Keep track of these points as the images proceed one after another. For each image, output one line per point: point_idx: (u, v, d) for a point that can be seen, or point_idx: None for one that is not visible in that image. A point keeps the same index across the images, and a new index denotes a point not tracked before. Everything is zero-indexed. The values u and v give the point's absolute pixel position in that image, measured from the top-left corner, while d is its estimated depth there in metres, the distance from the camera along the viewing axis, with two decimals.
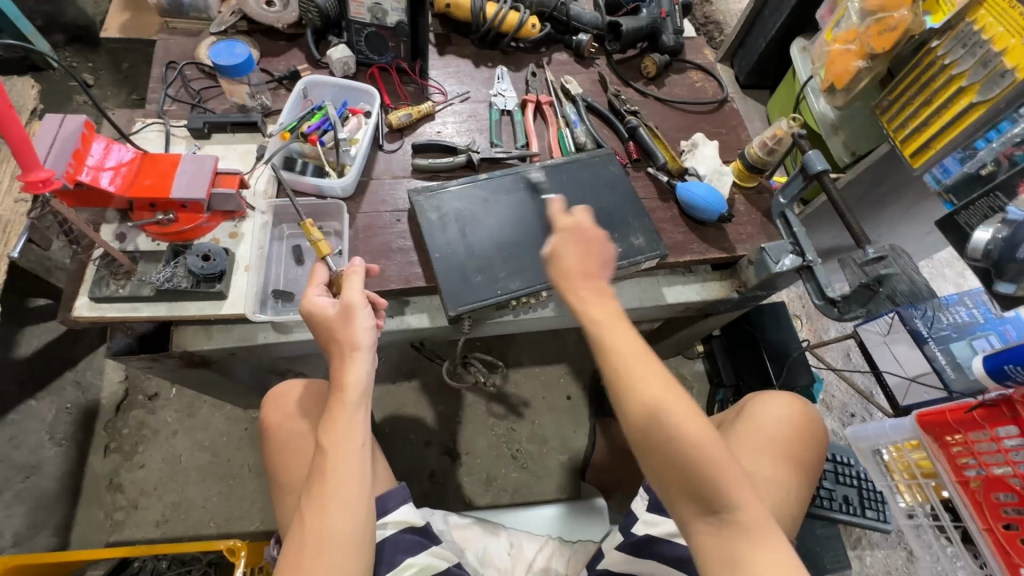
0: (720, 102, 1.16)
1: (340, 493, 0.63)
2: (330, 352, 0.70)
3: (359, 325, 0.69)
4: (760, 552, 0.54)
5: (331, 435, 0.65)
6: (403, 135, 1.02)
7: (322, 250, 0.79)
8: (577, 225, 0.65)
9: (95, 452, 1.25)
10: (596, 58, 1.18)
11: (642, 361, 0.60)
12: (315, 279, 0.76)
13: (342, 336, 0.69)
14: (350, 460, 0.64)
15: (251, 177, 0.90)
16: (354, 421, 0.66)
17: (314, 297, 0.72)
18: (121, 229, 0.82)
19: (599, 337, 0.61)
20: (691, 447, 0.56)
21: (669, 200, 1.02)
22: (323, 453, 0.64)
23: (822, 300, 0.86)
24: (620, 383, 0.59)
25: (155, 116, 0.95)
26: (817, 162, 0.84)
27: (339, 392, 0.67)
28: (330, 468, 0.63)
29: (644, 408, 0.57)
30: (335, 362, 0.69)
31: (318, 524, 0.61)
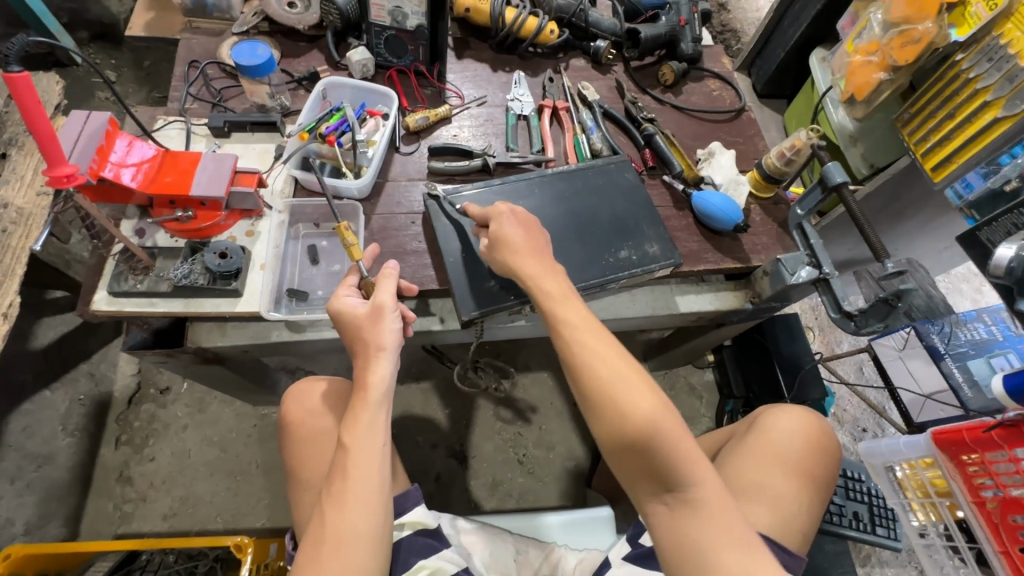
0: (738, 111, 1.15)
1: (360, 490, 0.63)
2: (356, 350, 0.71)
3: (387, 325, 0.71)
4: (715, 528, 0.57)
5: (354, 433, 0.65)
6: (420, 137, 1.02)
7: (356, 255, 0.78)
8: (511, 210, 0.79)
9: (107, 444, 1.27)
10: (614, 65, 1.18)
11: (597, 345, 0.66)
12: (346, 281, 0.77)
13: (370, 335, 0.70)
14: (372, 459, 0.65)
15: (269, 176, 0.91)
16: (376, 421, 0.67)
17: (342, 298, 0.73)
18: (140, 225, 0.83)
19: (557, 320, 0.69)
20: (640, 419, 0.60)
21: (684, 208, 1.02)
22: (344, 451, 0.65)
23: (838, 313, 0.85)
24: (577, 365, 0.65)
25: (176, 113, 0.96)
26: (836, 174, 0.83)
27: (363, 390, 0.68)
28: (351, 466, 0.64)
29: (600, 388, 0.62)
30: (361, 361, 0.70)
31: (338, 521, 0.61)
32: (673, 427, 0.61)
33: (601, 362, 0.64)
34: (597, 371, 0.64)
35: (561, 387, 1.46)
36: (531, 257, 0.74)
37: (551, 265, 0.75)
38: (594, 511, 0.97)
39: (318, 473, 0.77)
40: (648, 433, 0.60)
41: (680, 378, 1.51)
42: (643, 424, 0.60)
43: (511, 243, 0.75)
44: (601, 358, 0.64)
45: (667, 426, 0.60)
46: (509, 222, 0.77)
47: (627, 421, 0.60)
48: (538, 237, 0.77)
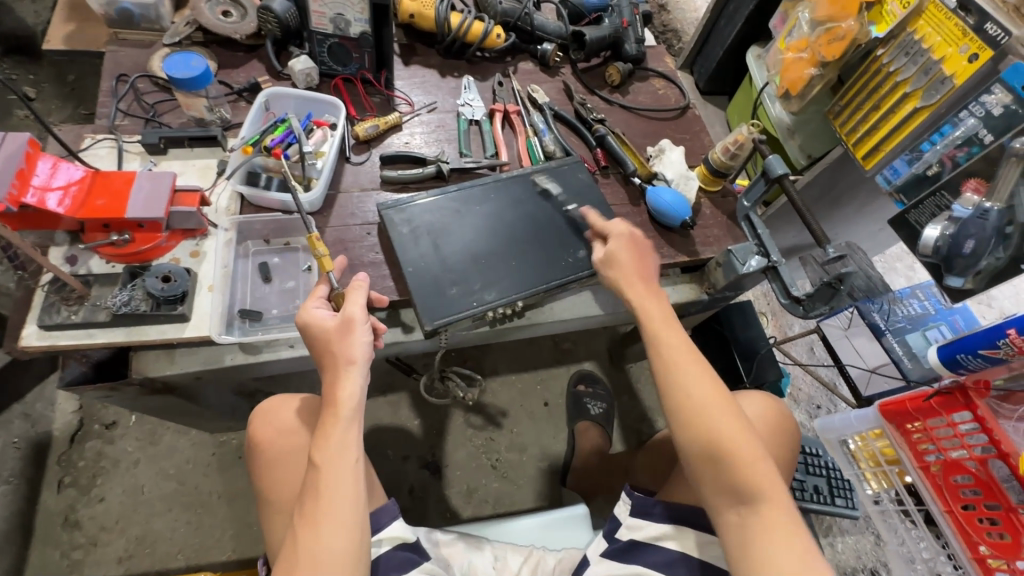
0: (683, 109, 1.19)
1: (333, 511, 0.61)
2: (325, 365, 0.68)
3: (357, 339, 0.69)
4: (788, 547, 0.60)
5: (325, 450, 0.63)
6: (370, 146, 1.00)
7: (327, 266, 0.76)
8: (627, 232, 0.84)
9: (48, 488, 1.18)
10: (561, 67, 1.19)
11: (691, 366, 0.70)
12: (315, 293, 0.74)
13: (339, 348, 0.68)
14: (346, 478, 0.63)
15: (212, 194, 0.87)
16: (349, 437, 0.65)
17: (312, 309, 0.71)
18: (71, 252, 0.77)
19: (656, 337, 0.73)
20: (725, 437, 0.65)
21: (639, 204, 1.04)
22: (315, 469, 0.63)
23: (788, 299, 0.88)
24: (668, 383, 0.70)
25: (105, 131, 0.90)
26: (777, 166, 0.87)
27: (332, 407, 0.65)
28: (324, 486, 0.62)
29: (693, 406, 0.67)
30: (329, 374, 0.67)
31: (311, 543, 0.59)
32: (749, 447, 0.65)
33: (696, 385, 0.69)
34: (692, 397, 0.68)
35: (530, 388, 1.47)
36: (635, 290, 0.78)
37: (660, 296, 0.79)
38: (571, 509, 0.98)
39: (289, 493, 0.74)
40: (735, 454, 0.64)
41: (644, 370, 1.54)
42: (723, 442, 0.65)
43: (620, 262, 0.81)
44: (699, 383, 0.69)
45: (734, 434, 0.65)
46: (624, 244, 0.83)
47: (717, 441, 0.65)
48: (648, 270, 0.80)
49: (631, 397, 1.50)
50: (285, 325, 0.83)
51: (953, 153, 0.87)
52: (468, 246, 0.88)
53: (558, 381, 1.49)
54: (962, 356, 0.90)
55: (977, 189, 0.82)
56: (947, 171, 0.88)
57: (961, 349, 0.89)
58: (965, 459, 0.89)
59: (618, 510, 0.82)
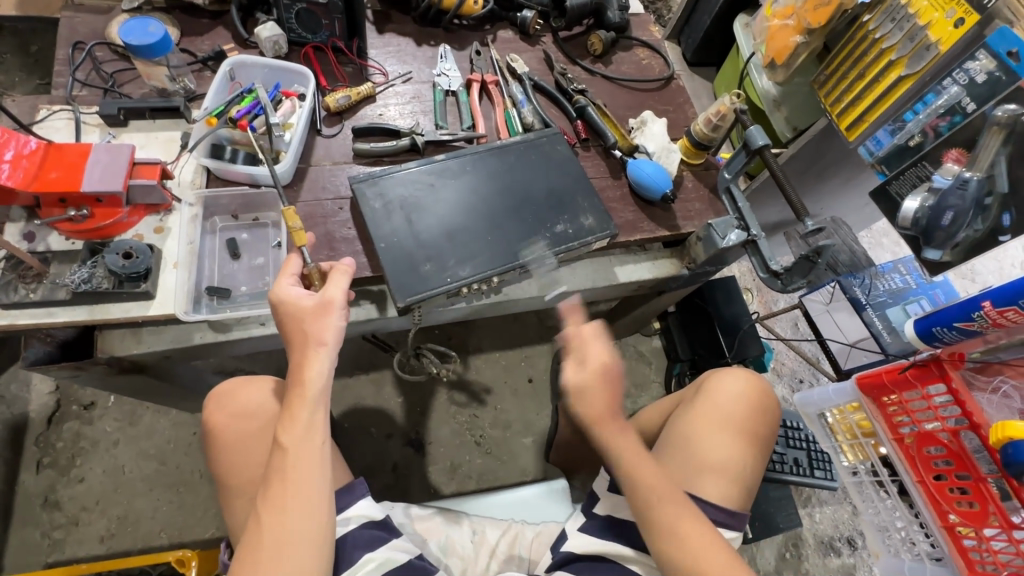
0: (666, 79, 1.16)
1: (300, 492, 0.61)
2: (292, 344, 0.67)
3: (331, 322, 0.68)
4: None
5: (292, 431, 0.63)
6: (343, 118, 0.97)
7: (302, 240, 0.74)
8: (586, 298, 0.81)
9: (27, 469, 1.17)
10: (542, 36, 1.15)
11: (629, 459, 0.74)
12: (287, 269, 0.72)
13: (312, 328, 0.67)
14: (312, 459, 0.63)
15: (176, 167, 0.84)
16: (315, 418, 0.65)
17: (285, 286, 0.69)
18: (28, 228, 0.75)
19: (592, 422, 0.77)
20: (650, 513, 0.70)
21: (620, 177, 1.02)
22: (281, 450, 0.62)
23: (766, 272, 0.87)
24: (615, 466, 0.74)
25: (62, 102, 0.86)
26: (758, 136, 0.85)
27: (298, 389, 0.65)
28: (290, 467, 0.62)
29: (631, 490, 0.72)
30: (296, 355, 0.66)
31: (277, 524, 0.60)
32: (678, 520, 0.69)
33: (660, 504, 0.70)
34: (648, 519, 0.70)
35: (515, 366, 1.47)
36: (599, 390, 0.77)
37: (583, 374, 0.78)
38: (550, 484, 0.98)
39: (251, 476, 0.73)
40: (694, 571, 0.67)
41: (629, 347, 1.54)
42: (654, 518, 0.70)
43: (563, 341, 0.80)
44: (654, 504, 0.70)
45: (661, 512, 0.69)
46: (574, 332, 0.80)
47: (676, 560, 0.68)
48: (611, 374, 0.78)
49: None
50: (255, 302, 0.81)
51: (936, 123, 0.85)
52: (442, 220, 0.86)
53: (542, 358, 1.49)
54: (938, 329, 0.90)
55: (958, 159, 0.81)
56: (930, 141, 0.86)
57: (937, 322, 0.89)
58: (938, 430, 0.90)
59: (596, 485, 0.84)
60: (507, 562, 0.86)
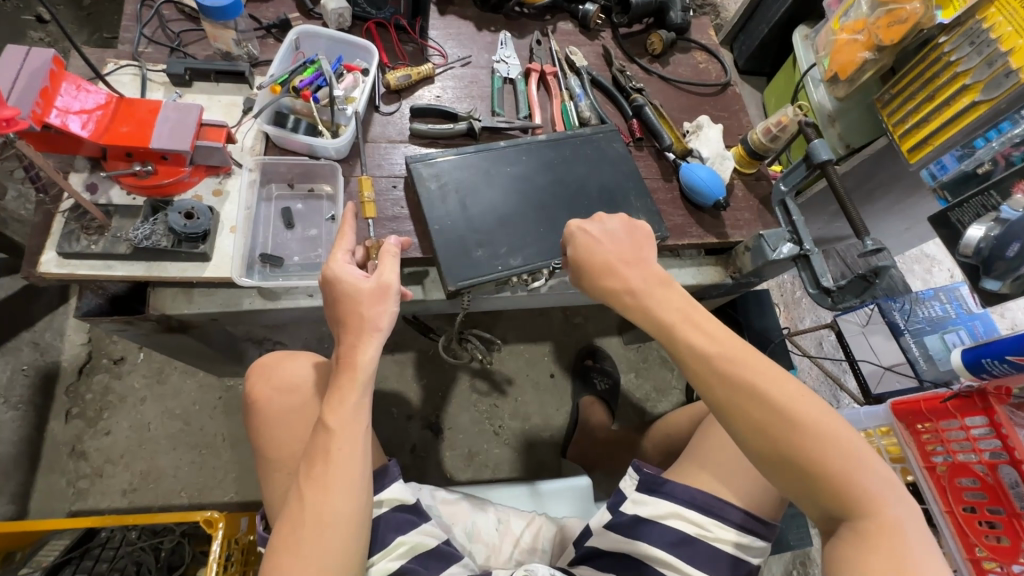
0: (724, 85, 1.14)
1: (342, 473, 0.60)
2: (346, 325, 0.65)
3: (387, 308, 0.67)
4: (913, 551, 0.52)
5: (339, 413, 0.62)
6: (401, 97, 0.96)
7: (370, 211, 0.82)
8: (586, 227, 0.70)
9: (56, 418, 1.19)
10: (602, 31, 1.14)
11: (695, 329, 0.60)
12: (340, 244, 0.71)
13: (368, 312, 0.65)
14: (355, 442, 0.61)
15: (239, 132, 0.84)
16: (362, 403, 0.63)
17: (341, 265, 0.68)
18: (92, 179, 0.75)
19: (639, 298, 0.64)
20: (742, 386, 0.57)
21: (672, 180, 1.01)
22: (327, 432, 0.61)
23: (817, 289, 0.86)
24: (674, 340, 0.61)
25: (129, 57, 0.87)
26: (822, 151, 0.84)
27: (349, 372, 0.63)
28: (335, 450, 0.60)
29: (711, 366, 0.58)
30: (349, 337, 0.65)
31: (319, 505, 0.58)
32: (782, 394, 0.56)
33: (762, 378, 0.57)
34: (738, 412, 0.57)
35: (538, 359, 1.47)
36: (631, 268, 0.66)
37: (630, 253, 0.68)
38: (573, 481, 0.99)
39: (292, 451, 0.72)
40: (819, 457, 0.54)
41: (652, 351, 1.54)
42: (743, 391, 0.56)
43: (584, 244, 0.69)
44: (745, 371, 0.57)
45: (749, 374, 0.57)
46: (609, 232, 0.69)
47: (790, 450, 0.55)
48: (645, 248, 0.68)
49: (637, 376, 1.50)
50: (306, 273, 0.81)
51: (1008, 152, 0.84)
52: (495, 207, 0.86)
53: (565, 354, 1.48)
54: (987, 360, 0.89)
55: None
56: (1000, 170, 0.85)
57: (986, 353, 0.89)
58: (973, 462, 0.89)
59: (624, 487, 0.80)
60: (530, 554, 0.86)
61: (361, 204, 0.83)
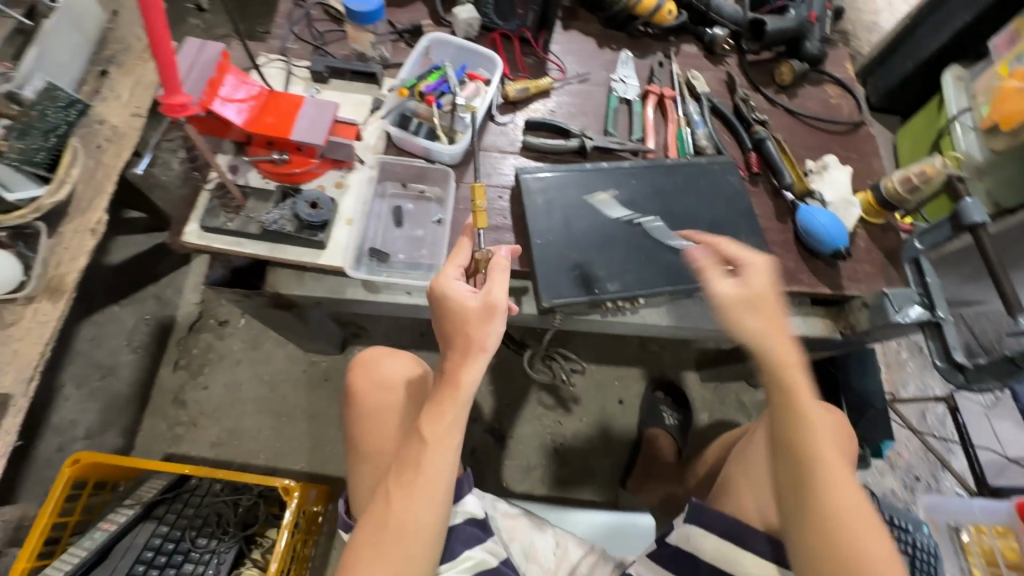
0: (856, 124, 1.06)
1: (427, 485, 0.60)
2: (452, 341, 0.65)
3: (492, 328, 0.65)
4: None
5: (433, 427, 0.62)
6: (516, 108, 0.97)
7: (482, 223, 0.77)
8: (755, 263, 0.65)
9: (165, 366, 1.31)
10: (727, 57, 1.09)
11: (809, 398, 0.59)
12: (453, 259, 0.72)
13: (475, 334, 0.64)
14: (445, 459, 0.62)
15: (364, 130, 0.89)
16: (456, 420, 0.63)
17: (448, 282, 0.68)
18: (235, 161, 0.82)
19: (775, 354, 0.60)
20: (830, 461, 0.57)
21: (787, 221, 0.95)
22: (422, 443, 0.62)
23: (945, 362, 0.78)
24: (782, 369, 0.60)
25: (277, 52, 0.94)
26: (975, 213, 0.75)
27: (451, 389, 0.63)
28: (426, 461, 0.61)
29: (799, 426, 0.58)
30: (456, 354, 0.64)
31: (402, 511, 0.60)
32: (830, 471, 0.57)
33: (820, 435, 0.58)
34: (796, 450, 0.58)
35: (608, 382, 1.43)
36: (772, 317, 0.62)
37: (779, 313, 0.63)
38: (637, 517, 0.95)
39: (381, 448, 0.75)
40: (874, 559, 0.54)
41: (730, 393, 1.46)
42: (812, 461, 0.57)
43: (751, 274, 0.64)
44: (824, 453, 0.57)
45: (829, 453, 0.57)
46: (761, 274, 0.64)
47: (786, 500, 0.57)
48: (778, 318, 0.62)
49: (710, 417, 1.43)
50: (409, 271, 0.84)
51: None
52: (598, 229, 0.85)
53: (638, 382, 1.44)
54: None
55: None
56: None
57: None
58: None
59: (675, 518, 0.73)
60: None
61: (473, 214, 0.78)
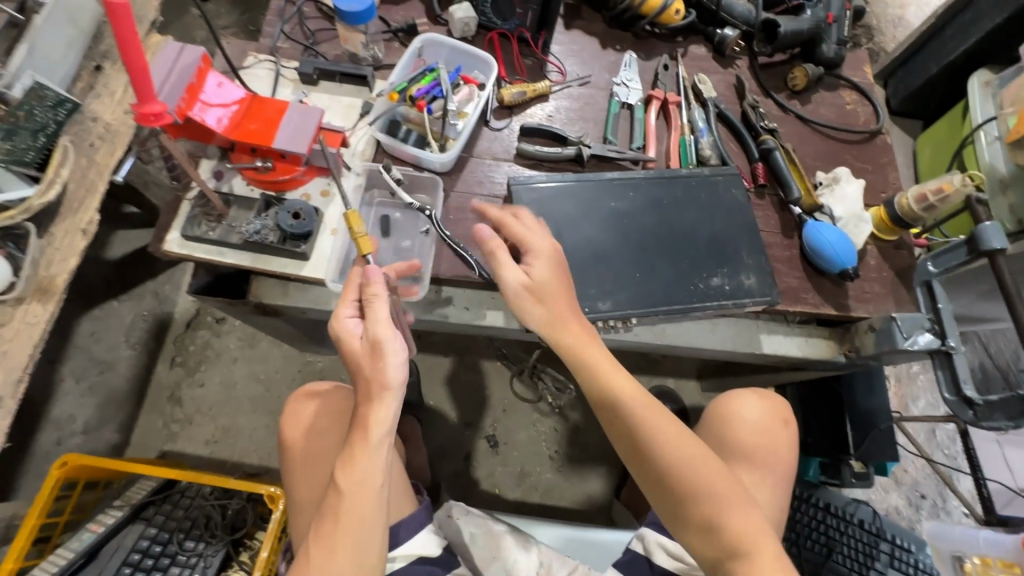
0: (873, 133, 1.00)
1: (347, 534, 0.59)
2: (358, 383, 0.63)
3: (389, 361, 0.61)
4: None
5: (348, 475, 0.60)
6: (512, 113, 0.94)
7: (365, 247, 0.70)
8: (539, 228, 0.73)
9: (162, 363, 1.31)
10: (738, 59, 1.04)
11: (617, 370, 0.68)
12: (344, 294, 0.66)
13: (372, 373, 0.61)
14: (367, 506, 0.60)
15: (352, 135, 0.86)
16: (374, 463, 0.61)
17: (342, 321, 0.65)
18: (219, 167, 0.80)
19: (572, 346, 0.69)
20: (632, 413, 0.66)
21: (793, 237, 0.91)
22: (338, 492, 0.61)
23: (954, 395, 0.74)
24: (588, 369, 0.68)
25: (267, 52, 0.91)
26: (992, 239, 0.70)
27: (361, 433, 0.61)
28: (344, 509, 0.60)
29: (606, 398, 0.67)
30: (363, 396, 0.62)
31: (322, 563, 0.59)
32: (665, 427, 0.65)
33: (642, 412, 0.66)
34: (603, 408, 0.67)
35: None
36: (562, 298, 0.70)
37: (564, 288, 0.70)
38: (626, 535, 0.93)
39: (317, 493, 0.77)
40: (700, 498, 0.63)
41: None
42: (630, 416, 0.66)
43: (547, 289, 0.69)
44: (644, 414, 0.66)
45: (642, 408, 0.66)
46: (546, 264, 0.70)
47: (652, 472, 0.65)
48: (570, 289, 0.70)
49: None
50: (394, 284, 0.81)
51: None
52: (592, 244, 0.81)
53: None
54: None
55: None
56: None
57: None
58: None
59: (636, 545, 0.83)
60: None
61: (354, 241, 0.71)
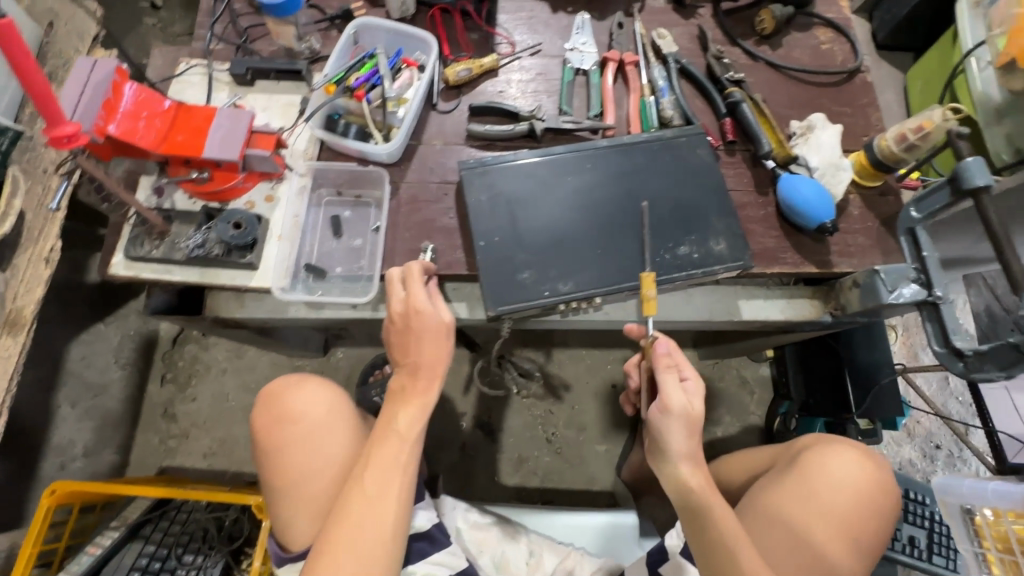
0: (851, 72, 0.93)
1: (395, 479, 0.65)
2: (414, 336, 0.70)
3: (443, 338, 0.70)
4: None
5: (402, 415, 0.68)
6: (460, 93, 0.89)
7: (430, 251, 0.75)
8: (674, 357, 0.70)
9: (153, 381, 1.32)
10: (699, 7, 0.97)
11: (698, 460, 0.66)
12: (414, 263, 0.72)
13: (426, 327, 0.69)
14: (412, 445, 0.68)
15: (291, 135, 0.82)
16: (421, 408, 0.69)
17: (419, 289, 0.70)
18: (158, 183, 0.78)
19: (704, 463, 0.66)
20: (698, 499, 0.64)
21: (767, 194, 0.85)
22: (389, 432, 0.67)
23: (945, 347, 0.69)
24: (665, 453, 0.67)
25: (200, 55, 0.87)
26: (979, 177, 0.64)
27: (417, 381, 0.70)
28: (392, 452, 0.66)
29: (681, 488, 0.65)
30: (424, 346, 0.69)
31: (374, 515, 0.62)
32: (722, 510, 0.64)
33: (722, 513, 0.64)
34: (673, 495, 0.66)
35: (600, 366, 1.38)
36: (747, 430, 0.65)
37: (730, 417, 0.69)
38: (618, 516, 0.91)
39: (305, 470, 0.73)
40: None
41: (730, 369, 1.40)
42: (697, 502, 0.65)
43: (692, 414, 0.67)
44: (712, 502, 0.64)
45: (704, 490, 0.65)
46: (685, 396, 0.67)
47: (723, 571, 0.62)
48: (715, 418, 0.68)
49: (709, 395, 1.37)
50: (348, 286, 0.79)
51: None
52: (550, 224, 0.78)
53: None
54: None
55: None
56: None
57: None
58: None
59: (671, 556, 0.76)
60: None
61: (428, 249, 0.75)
